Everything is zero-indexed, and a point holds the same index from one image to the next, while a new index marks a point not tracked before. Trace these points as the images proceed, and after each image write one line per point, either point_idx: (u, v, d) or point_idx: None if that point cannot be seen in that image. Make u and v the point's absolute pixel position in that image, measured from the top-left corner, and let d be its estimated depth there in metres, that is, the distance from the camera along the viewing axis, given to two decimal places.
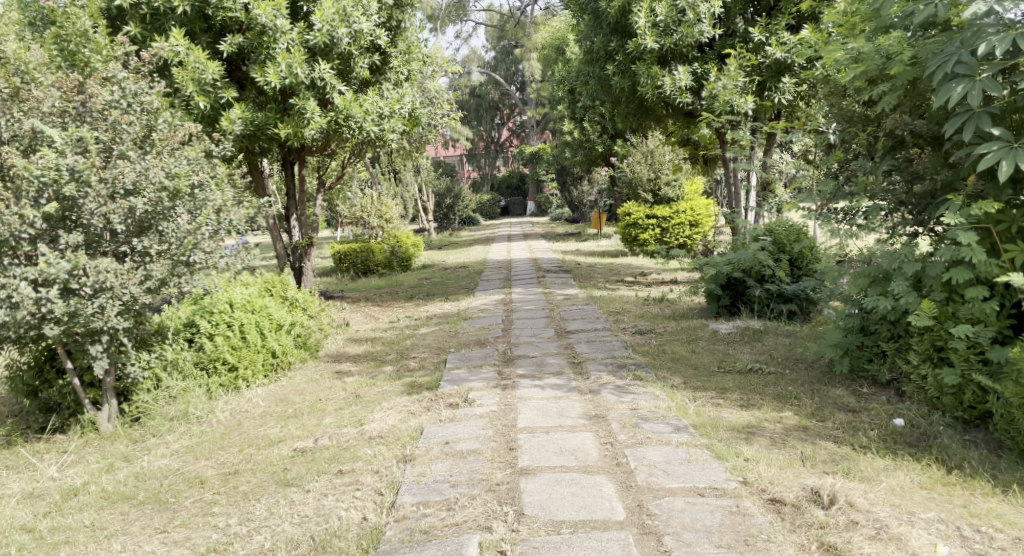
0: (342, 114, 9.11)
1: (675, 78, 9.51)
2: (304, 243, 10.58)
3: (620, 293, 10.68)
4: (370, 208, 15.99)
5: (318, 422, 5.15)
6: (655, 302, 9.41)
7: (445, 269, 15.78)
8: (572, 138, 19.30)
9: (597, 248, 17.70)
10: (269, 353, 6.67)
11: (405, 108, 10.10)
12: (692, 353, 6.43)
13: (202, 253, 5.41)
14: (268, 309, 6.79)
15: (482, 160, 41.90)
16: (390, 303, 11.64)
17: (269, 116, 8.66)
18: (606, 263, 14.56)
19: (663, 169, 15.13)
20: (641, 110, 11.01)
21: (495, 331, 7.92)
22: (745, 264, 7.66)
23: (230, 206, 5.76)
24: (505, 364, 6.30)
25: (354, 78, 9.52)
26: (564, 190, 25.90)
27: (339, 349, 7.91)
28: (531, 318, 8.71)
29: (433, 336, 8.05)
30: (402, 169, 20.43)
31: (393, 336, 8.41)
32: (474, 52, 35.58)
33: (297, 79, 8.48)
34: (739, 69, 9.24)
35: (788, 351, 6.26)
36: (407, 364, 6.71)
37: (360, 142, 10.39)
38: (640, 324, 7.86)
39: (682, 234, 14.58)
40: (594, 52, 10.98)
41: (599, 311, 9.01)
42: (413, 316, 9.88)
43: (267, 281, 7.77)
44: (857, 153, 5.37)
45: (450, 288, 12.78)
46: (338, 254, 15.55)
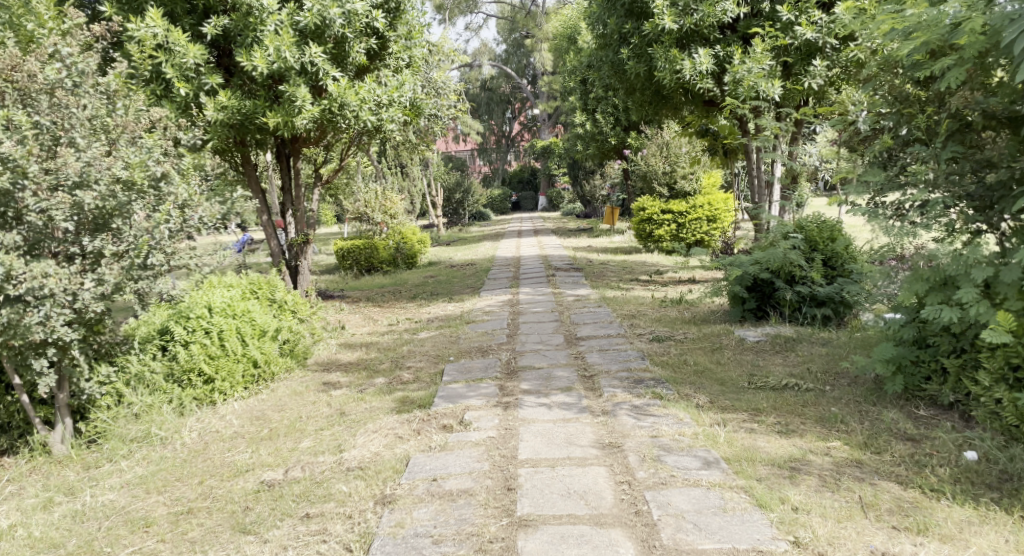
0: (335, 103, 8.48)
1: (695, 62, 8.84)
2: (299, 240, 9.99)
3: (636, 293, 10.01)
4: (374, 203, 15.12)
5: (293, 445, 4.44)
6: (674, 304, 8.76)
7: (452, 267, 15.14)
8: (584, 130, 18.61)
9: (610, 244, 17.01)
10: (250, 363, 6.02)
11: (405, 96, 9.47)
12: (717, 365, 5.77)
13: (161, 254, 4.82)
14: (250, 313, 6.14)
15: (493, 154, 41.19)
16: (390, 303, 10.99)
17: (257, 104, 7.99)
18: (620, 260, 13.89)
19: (680, 162, 14.44)
20: (658, 98, 10.34)
21: (500, 337, 7.24)
22: (775, 264, 6.99)
23: (198, 202, 5.13)
24: (509, 377, 5.64)
25: (350, 63, 8.94)
26: (576, 184, 25.19)
27: (330, 356, 7.26)
28: (540, 322, 8.03)
29: (432, 343, 7.40)
30: (409, 163, 19.80)
31: (391, 342, 7.75)
32: (485, 45, 34.95)
33: (286, 64, 7.86)
34: (765, 50, 8.62)
35: (826, 363, 5.61)
36: (401, 375, 6.09)
37: (357, 132, 9.76)
38: (658, 329, 7.21)
39: (700, 230, 13.89)
40: (608, 35, 10.36)
41: (614, 313, 8.33)
42: (414, 319, 9.24)
43: (251, 282, 7.13)
44: (912, 137, 4.84)
45: (454, 288, 12.12)
46: (341, 251, 15.08)
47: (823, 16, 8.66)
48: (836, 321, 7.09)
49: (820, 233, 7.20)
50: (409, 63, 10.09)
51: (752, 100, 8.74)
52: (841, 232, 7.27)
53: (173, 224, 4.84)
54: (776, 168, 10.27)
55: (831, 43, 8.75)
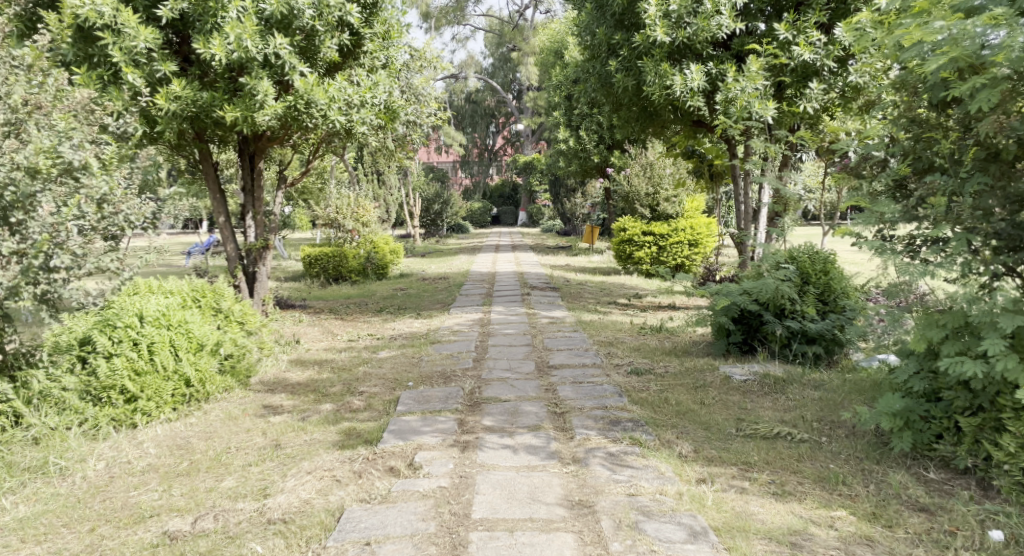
0: (301, 100, 7.95)
1: (686, 78, 8.33)
2: (258, 245, 9.42)
3: (614, 318, 9.48)
4: (346, 210, 14.68)
5: (213, 485, 3.89)
6: (653, 331, 8.25)
7: (424, 280, 14.56)
8: (567, 147, 18.12)
9: (588, 264, 16.47)
10: (182, 381, 5.44)
11: (377, 98, 8.90)
12: (702, 406, 5.21)
13: (66, 254, 4.86)
14: (187, 324, 5.57)
15: (475, 168, 40.64)
16: (354, 317, 10.35)
17: (215, 96, 7.54)
18: (598, 281, 13.37)
19: (664, 183, 13.96)
20: (644, 114, 9.88)
21: (465, 362, 6.66)
22: (765, 296, 6.48)
23: (120, 195, 5.19)
24: (470, 411, 5.05)
25: (320, 60, 8.49)
26: (557, 201, 24.67)
27: (278, 376, 6.62)
28: (510, 346, 7.45)
29: (391, 366, 6.79)
30: (385, 170, 19.18)
31: (347, 362, 7.13)
32: (471, 57, 34.44)
33: (248, 56, 7.39)
34: (761, 69, 8.12)
35: (821, 408, 5.10)
36: (351, 402, 5.48)
37: (325, 133, 9.16)
38: (637, 360, 6.67)
39: (681, 254, 13.42)
40: (595, 46, 9.79)
41: (590, 340, 7.76)
42: (376, 335, 8.62)
43: (195, 290, 6.55)
44: (934, 165, 4.42)
45: (423, 302, 11.52)
46: (308, 258, 14.34)
47: (822, 37, 8.11)
48: (827, 360, 6.58)
49: (813, 265, 6.69)
50: (385, 64, 9.53)
51: (747, 121, 8.18)
52: (836, 265, 6.78)
53: (81, 221, 4.88)
54: (764, 194, 9.89)
55: (829, 66, 8.24)
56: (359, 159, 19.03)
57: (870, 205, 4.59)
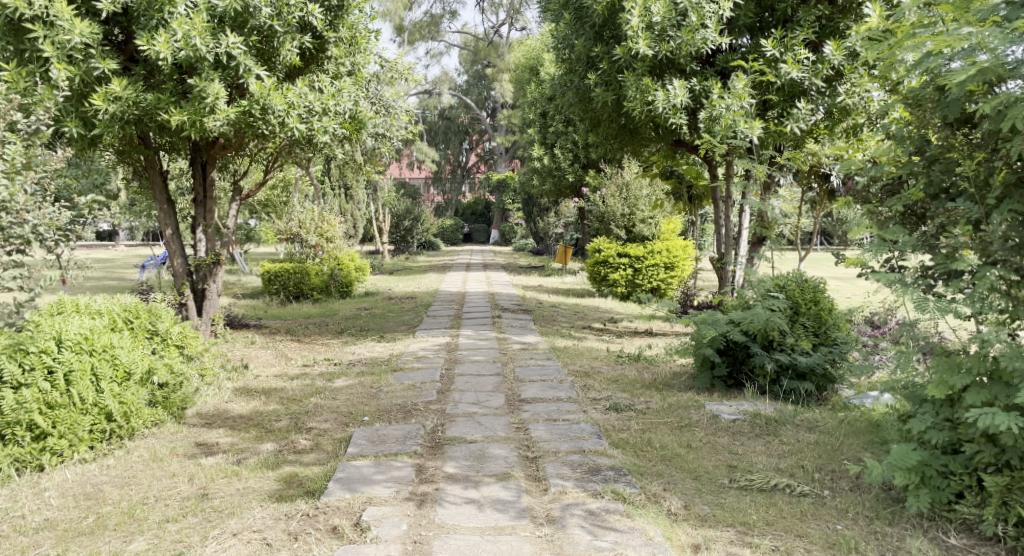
0: (258, 106, 7.40)
1: (668, 94, 7.88)
2: (209, 260, 8.82)
3: (589, 344, 8.97)
4: (310, 224, 13.94)
5: (118, 549, 3.50)
6: (630, 361, 7.75)
7: (389, 298, 13.99)
8: (541, 165, 17.66)
9: (560, 285, 15.96)
10: (103, 415, 5.04)
11: (342, 107, 8.34)
12: (688, 450, 4.69)
13: None
14: (113, 350, 5.19)
15: (447, 185, 40.13)
16: (311, 339, 9.73)
17: (160, 98, 7.01)
18: (572, 304, 12.84)
19: (640, 205, 13.39)
20: (623, 132, 9.43)
21: (428, 394, 6.09)
22: (754, 327, 5.97)
23: (19, 202, 5.27)
24: (431, 455, 4.48)
25: (279, 63, 7.94)
26: (530, 221, 24.19)
27: (218, 407, 6.04)
28: (478, 376, 6.88)
29: (345, 397, 6.19)
30: (354, 185, 18.60)
31: (298, 391, 6.53)
32: (445, 73, 34.03)
33: (197, 54, 6.83)
34: (747, 85, 7.67)
35: (820, 453, 4.62)
36: (297, 441, 4.91)
37: (285, 142, 8.57)
38: (615, 394, 6.15)
39: (656, 277, 12.98)
40: (572, 59, 9.29)
41: (563, 369, 7.23)
42: (333, 360, 8.01)
43: (128, 309, 6.05)
44: (956, 189, 3.99)
45: (387, 324, 10.92)
46: (266, 274, 13.56)
47: (809, 55, 7.61)
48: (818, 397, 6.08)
49: (802, 294, 6.21)
50: (351, 72, 8.96)
51: (733, 140, 7.70)
52: (827, 294, 6.31)
53: None
54: (744, 219, 9.44)
55: (817, 85, 7.73)
56: (326, 173, 18.44)
57: (882, 232, 4.12)
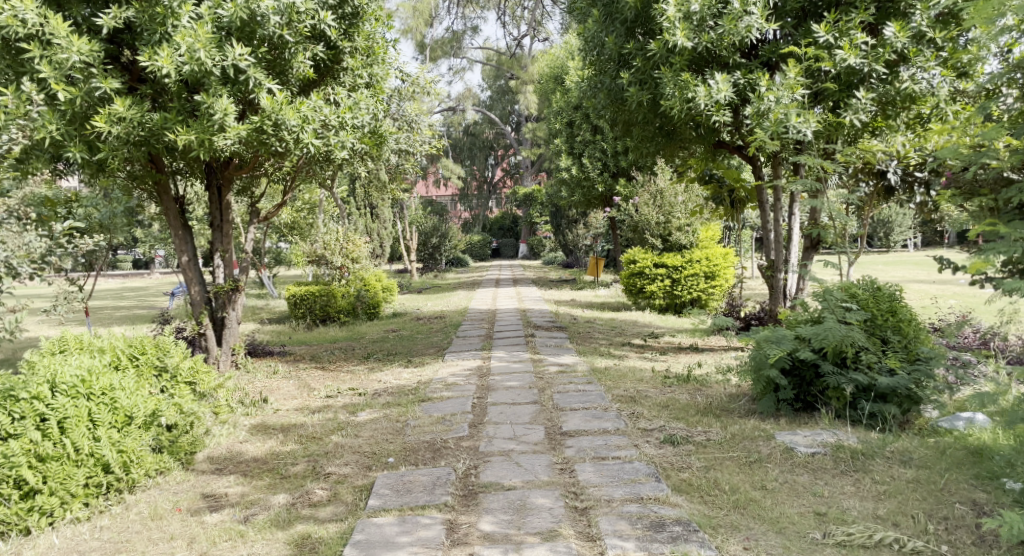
0: (270, 121, 6.87)
1: (711, 89, 7.30)
2: (228, 287, 8.35)
3: (632, 363, 8.36)
4: (335, 245, 13.46)
5: None
6: (681, 383, 7.15)
7: (419, 319, 13.45)
8: (569, 176, 16.93)
9: (595, 299, 15.31)
10: (99, 467, 4.51)
11: (360, 120, 7.83)
12: (765, 494, 4.15)
13: None
14: (113, 392, 4.66)
15: (474, 201, 39.51)
16: (336, 365, 9.18)
17: (166, 116, 6.49)
18: (608, 319, 12.20)
19: (676, 212, 12.79)
20: (661, 133, 8.83)
21: (459, 427, 5.52)
22: (828, 344, 5.46)
23: None
24: (464, 508, 4.01)
25: (293, 77, 7.43)
26: (559, 233, 23.51)
27: (232, 449, 5.49)
28: (513, 405, 6.28)
29: (368, 434, 5.63)
30: (379, 203, 18.13)
31: (319, 427, 6.00)
32: (469, 90, 33.60)
33: (202, 68, 6.30)
34: (798, 76, 7.06)
35: (927, 491, 4.17)
36: (313, 492, 4.37)
37: (302, 160, 8.10)
38: (671, 424, 5.55)
39: (696, 287, 12.28)
40: (602, 59, 8.72)
41: (607, 394, 6.60)
42: (358, 389, 7.47)
43: (134, 344, 5.52)
44: None
45: (416, 346, 10.38)
46: (292, 298, 13.10)
47: (869, 39, 6.97)
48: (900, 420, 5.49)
49: (877, 304, 5.76)
50: (368, 84, 8.45)
51: (785, 136, 7.07)
52: (904, 302, 5.86)
53: None
54: (797, 226, 8.96)
55: (877, 72, 7.06)
56: (350, 193, 17.96)
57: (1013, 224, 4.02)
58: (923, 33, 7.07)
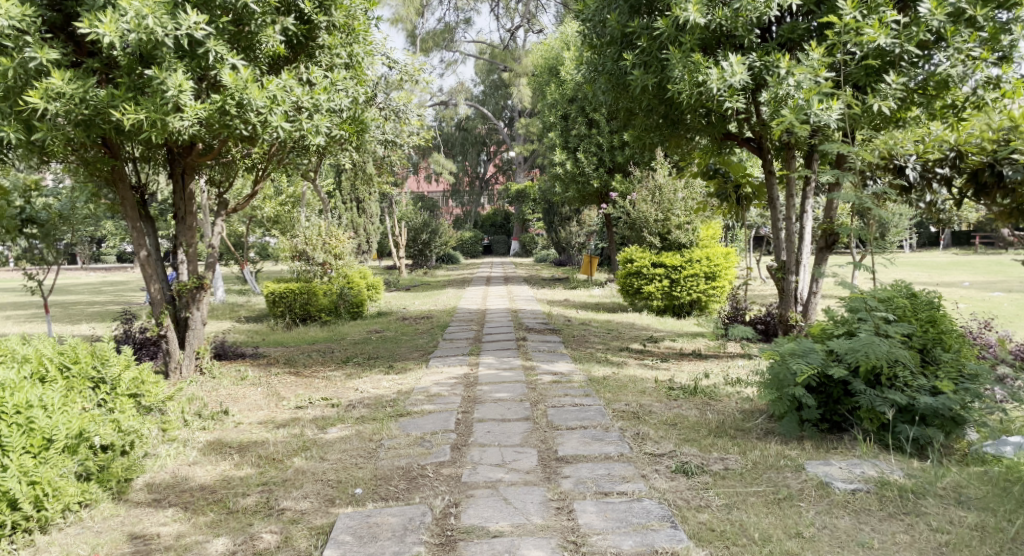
0: (233, 100, 6.11)
1: (724, 72, 6.75)
2: (191, 285, 7.52)
3: (633, 371, 7.69)
4: (316, 240, 12.75)
5: None
6: (688, 398, 6.48)
7: (404, 318, 12.73)
8: (563, 171, 16.25)
9: (589, 300, 14.48)
10: (5, 504, 3.84)
11: (337, 104, 7.08)
12: (801, 545, 3.55)
13: None
14: (28, 412, 3.99)
15: (466, 197, 38.68)
16: (311, 371, 8.40)
17: (113, 93, 5.76)
18: (604, 320, 11.55)
19: (675, 209, 12.11)
20: (666, 122, 8.15)
21: (441, 450, 4.86)
22: (868, 362, 4.83)
23: None
24: None
25: (262, 54, 6.74)
26: (552, 230, 22.76)
27: (177, 472, 4.79)
28: (501, 422, 5.58)
29: (335, 456, 4.92)
30: (366, 197, 17.38)
31: (281, 444, 5.30)
32: (462, 84, 32.74)
33: (151, 39, 5.57)
34: (823, 57, 6.56)
35: (992, 542, 3.55)
36: (260, 537, 3.82)
37: (274, 146, 7.35)
38: (683, 449, 4.90)
39: (697, 289, 11.62)
40: (603, 40, 8.04)
41: (607, 410, 5.91)
42: (331, 399, 6.72)
43: (65, 353, 4.80)
44: None
45: (399, 350, 9.65)
46: (270, 295, 12.23)
47: (900, 17, 6.45)
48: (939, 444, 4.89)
49: (915, 314, 5.12)
50: (348, 64, 7.70)
51: (806, 123, 6.52)
52: (944, 311, 5.20)
53: None
54: (809, 223, 8.34)
55: (910, 53, 6.60)
56: (336, 185, 17.20)
57: None
58: (961, 11, 6.56)
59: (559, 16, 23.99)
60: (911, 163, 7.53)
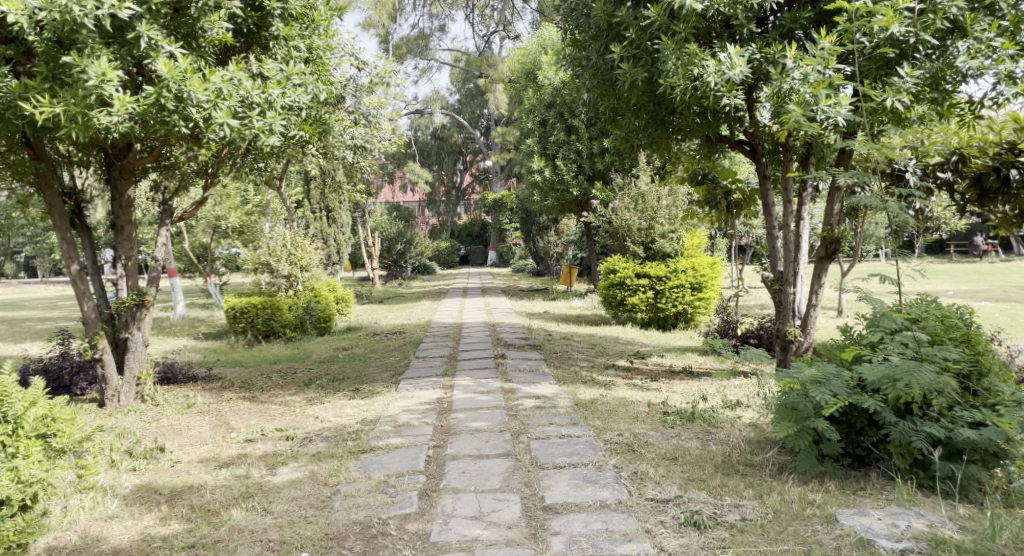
0: (170, 93, 5.29)
1: (723, 63, 6.14)
2: (130, 302, 6.68)
3: (623, 393, 6.99)
4: (281, 252, 11.95)
5: None
6: (687, 425, 5.81)
7: (374, 334, 11.93)
8: (542, 179, 15.55)
9: (570, 312, 13.76)
10: None
11: (295, 101, 6.28)
12: None
13: None
14: None
15: (442, 207, 37.86)
16: (268, 396, 7.53)
17: (27, 83, 4.97)
18: (587, 334, 10.85)
19: (659, 216, 11.44)
20: (654, 121, 7.51)
21: (407, 499, 4.18)
22: (902, 394, 4.21)
23: None
24: None
25: (208, 43, 5.97)
26: (530, 240, 22.07)
27: (89, 533, 4.04)
28: (477, 459, 4.85)
29: (281, 508, 4.18)
30: (336, 206, 16.55)
31: (221, 489, 4.53)
32: (436, 92, 31.92)
33: (67, 18, 4.81)
34: (835, 46, 5.97)
35: None
36: None
37: (222, 146, 6.56)
38: (690, 495, 4.24)
39: (682, 301, 10.96)
40: (586, 32, 7.39)
41: (598, 443, 5.20)
42: (286, 431, 5.94)
43: None
44: None
45: (368, 370, 8.85)
46: (231, 310, 11.47)
47: (915, 3, 5.95)
48: (979, 481, 4.27)
49: (948, 332, 4.50)
50: (307, 60, 6.96)
51: (810, 122, 5.97)
52: (980, 329, 4.58)
53: None
54: (806, 229, 7.69)
55: (925, 43, 6.08)
56: (303, 194, 16.34)
57: None
58: None
59: (535, 22, 23.26)
60: (912, 168, 6.60)
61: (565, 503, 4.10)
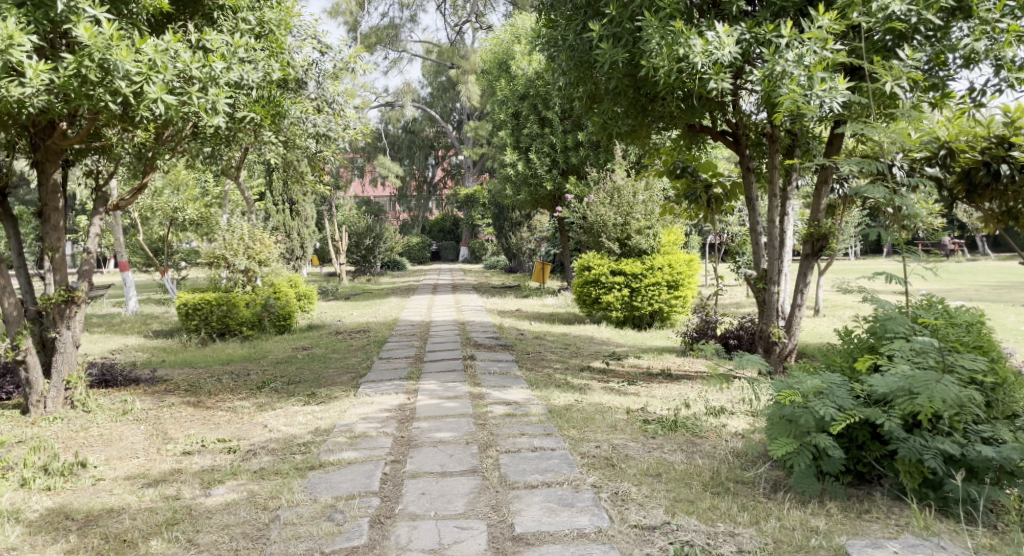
0: (93, 62, 4.73)
1: (710, 42, 5.65)
2: (58, 298, 6.05)
3: (599, 399, 6.47)
4: (239, 245, 11.27)
5: None
6: (669, 436, 5.30)
7: (336, 333, 11.33)
8: (514, 173, 15.01)
9: (543, 310, 13.25)
10: None
11: (242, 77, 5.69)
12: None
13: None
14: None
15: (413, 202, 37.16)
16: (215, 401, 6.90)
17: None
18: (560, 334, 10.33)
19: (635, 212, 10.94)
20: (634, 107, 7.01)
21: (357, 529, 3.68)
22: (913, 406, 3.76)
23: None
24: None
25: (141, 11, 5.38)
26: (502, 236, 21.51)
27: None
28: (439, 477, 4.32)
29: (208, 539, 3.69)
30: (301, 198, 15.87)
31: (143, 513, 3.97)
32: (407, 85, 31.19)
33: None
34: (834, 23, 5.49)
35: None
36: None
37: (162, 125, 5.96)
38: (677, 523, 3.75)
39: (658, 299, 10.49)
40: (563, 11, 6.90)
41: (572, 457, 4.68)
42: (229, 442, 5.34)
43: None
44: None
45: (326, 373, 8.25)
46: (184, 307, 10.74)
47: None
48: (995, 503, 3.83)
49: (960, 336, 4.06)
50: (259, 35, 6.36)
51: (805, 106, 5.49)
52: (995, 334, 4.12)
53: None
54: (793, 224, 7.22)
55: (926, 23, 5.63)
56: (266, 185, 15.64)
57: None
58: None
59: (509, 12, 22.61)
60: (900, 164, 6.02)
61: (536, 533, 3.61)
